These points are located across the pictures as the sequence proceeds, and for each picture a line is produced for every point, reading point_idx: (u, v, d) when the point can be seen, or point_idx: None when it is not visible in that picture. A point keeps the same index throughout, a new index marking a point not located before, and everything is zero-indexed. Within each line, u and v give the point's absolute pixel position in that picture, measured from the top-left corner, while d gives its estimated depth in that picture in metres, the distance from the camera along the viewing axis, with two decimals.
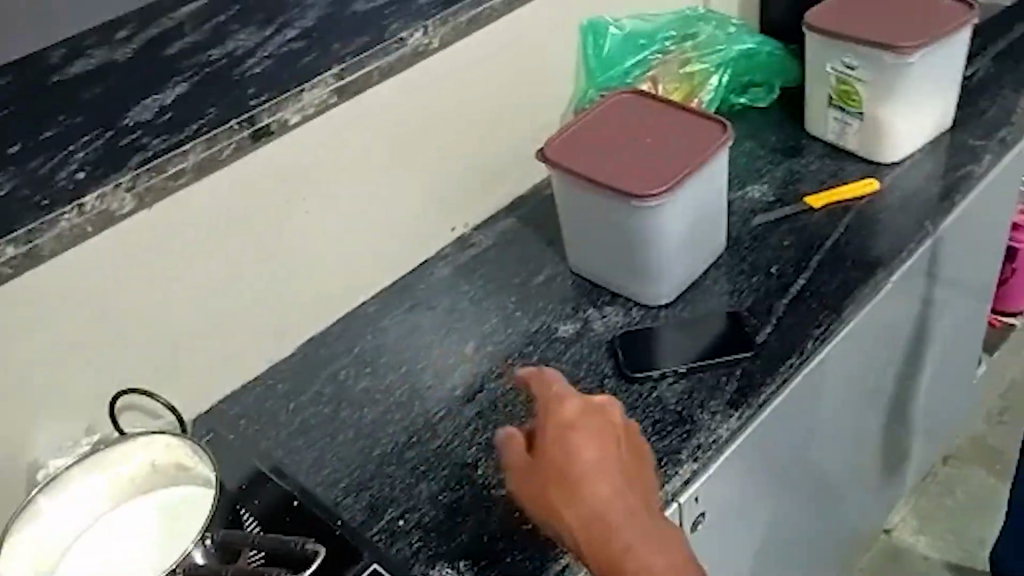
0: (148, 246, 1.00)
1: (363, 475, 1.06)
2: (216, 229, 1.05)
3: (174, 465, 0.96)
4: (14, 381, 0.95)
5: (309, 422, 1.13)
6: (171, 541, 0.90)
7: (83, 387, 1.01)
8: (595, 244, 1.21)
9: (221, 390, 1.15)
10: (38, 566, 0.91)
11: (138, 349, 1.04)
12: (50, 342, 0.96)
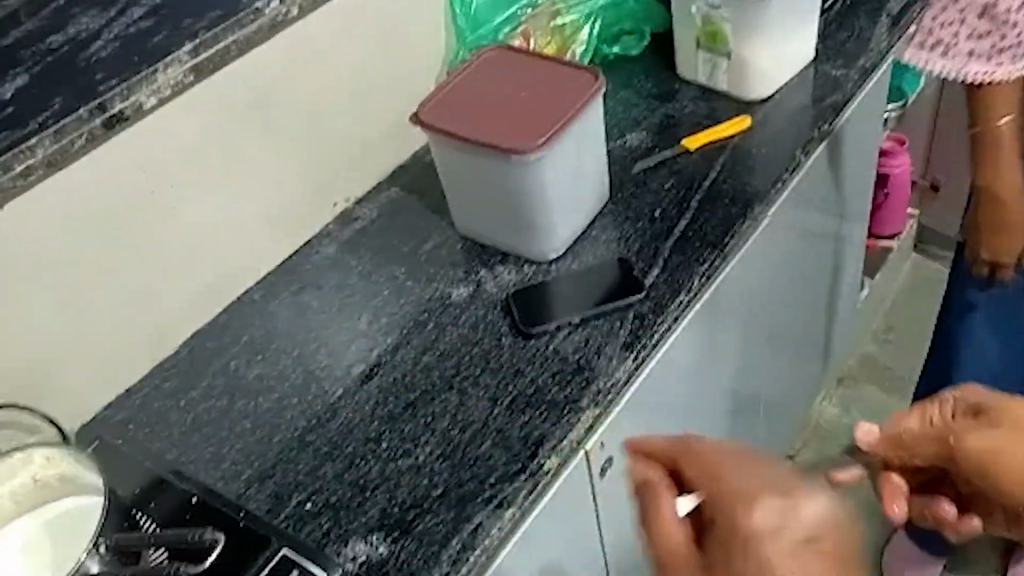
0: (7, 250, 0.94)
1: (265, 464, 1.04)
2: (82, 227, 1.00)
3: (57, 478, 0.91)
4: None
5: (204, 418, 1.10)
6: (64, 557, 0.87)
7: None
8: (479, 205, 1.20)
9: (105, 396, 1.10)
10: None
11: (8, 358, 0.99)
12: None
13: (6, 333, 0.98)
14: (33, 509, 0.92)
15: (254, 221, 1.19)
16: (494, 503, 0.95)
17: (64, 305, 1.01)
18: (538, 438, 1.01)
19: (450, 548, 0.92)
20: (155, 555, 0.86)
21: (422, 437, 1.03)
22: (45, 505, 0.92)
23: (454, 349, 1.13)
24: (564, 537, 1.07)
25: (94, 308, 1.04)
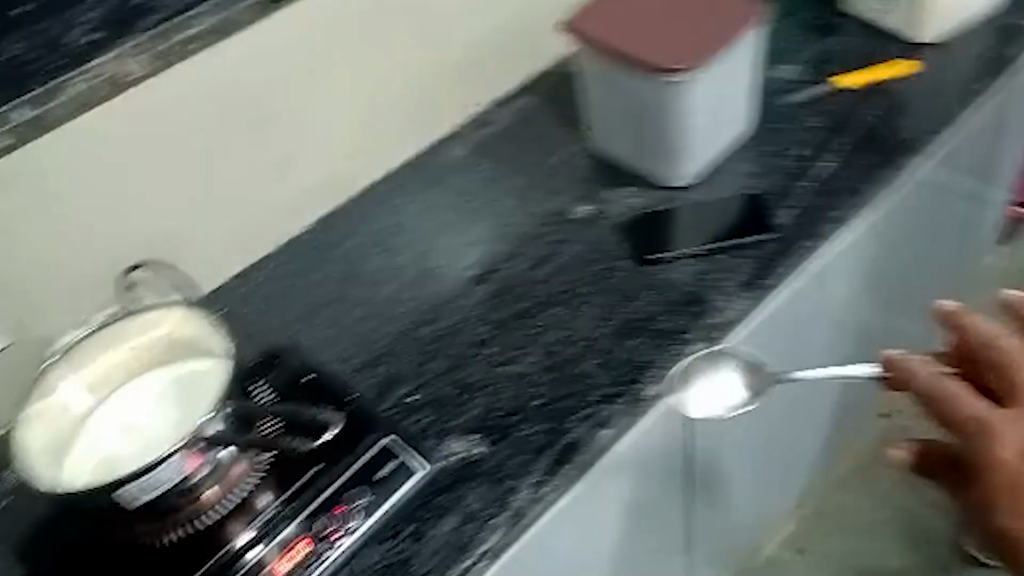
0: (161, 112, 1.01)
1: (376, 352, 1.07)
2: (233, 98, 1.05)
3: (190, 337, 0.96)
4: (60, 244, 1.00)
5: (321, 303, 1.14)
6: (190, 413, 0.91)
7: (94, 254, 1.03)
8: (613, 120, 1.18)
9: (234, 266, 1.16)
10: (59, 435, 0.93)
11: (154, 218, 1.05)
12: (93, 203, 1.00)
13: (154, 193, 1.04)
14: (162, 366, 0.96)
15: (390, 115, 1.20)
16: (593, 421, 0.95)
17: (208, 172, 1.07)
18: (643, 365, 1.01)
19: (546, 458, 0.92)
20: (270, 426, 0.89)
21: (529, 348, 1.04)
22: (169, 363, 0.96)
23: (569, 268, 1.12)
24: (660, 474, 1.05)
25: (233, 179, 1.10)
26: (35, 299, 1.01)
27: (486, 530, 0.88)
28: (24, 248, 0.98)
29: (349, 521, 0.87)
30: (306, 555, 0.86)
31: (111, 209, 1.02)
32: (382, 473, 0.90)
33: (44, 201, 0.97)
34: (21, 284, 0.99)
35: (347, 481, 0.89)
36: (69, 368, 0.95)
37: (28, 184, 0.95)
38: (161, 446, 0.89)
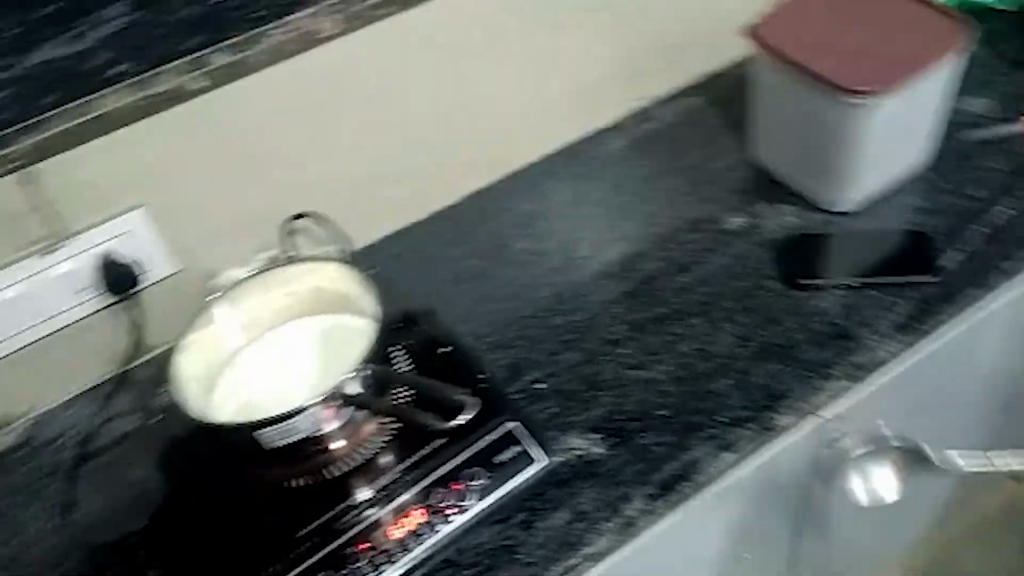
0: (345, 71, 1.04)
1: (509, 333, 1.09)
2: (395, 67, 1.06)
3: (339, 294, 1.01)
4: (234, 185, 1.05)
5: (463, 276, 1.16)
6: (331, 367, 0.96)
7: (262, 197, 1.07)
8: (782, 136, 1.14)
9: (385, 228, 1.20)
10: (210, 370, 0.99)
11: (319, 170, 1.09)
12: (270, 152, 1.05)
13: (324, 147, 1.08)
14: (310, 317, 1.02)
15: (557, 99, 1.21)
16: (719, 443, 0.93)
17: (375, 134, 1.10)
18: (778, 395, 0.98)
19: (664, 472, 0.91)
20: (402, 396, 0.96)
21: (660, 356, 1.03)
22: (314, 315, 1.01)
23: (714, 279, 1.10)
24: (775, 504, 1.03)
25: (395, 144, 1.12)
26: (204, 235, 1.06)
27: (595, 532, 0.87)
28: (206, 186, 1.03)
29: (464, 499, 0.88)
30: (418, 525, 0.87)
31: (284, 157, 1.06)
32: (502, 458, 0.91)
33: (226, 143, 1.01)
34: (196, 218, 1.05)
35: (467, 460, 0.90)
36: (228, 307, 1.00)
37: (215, 125, 1.00)
38: (298, 396, 0.94)
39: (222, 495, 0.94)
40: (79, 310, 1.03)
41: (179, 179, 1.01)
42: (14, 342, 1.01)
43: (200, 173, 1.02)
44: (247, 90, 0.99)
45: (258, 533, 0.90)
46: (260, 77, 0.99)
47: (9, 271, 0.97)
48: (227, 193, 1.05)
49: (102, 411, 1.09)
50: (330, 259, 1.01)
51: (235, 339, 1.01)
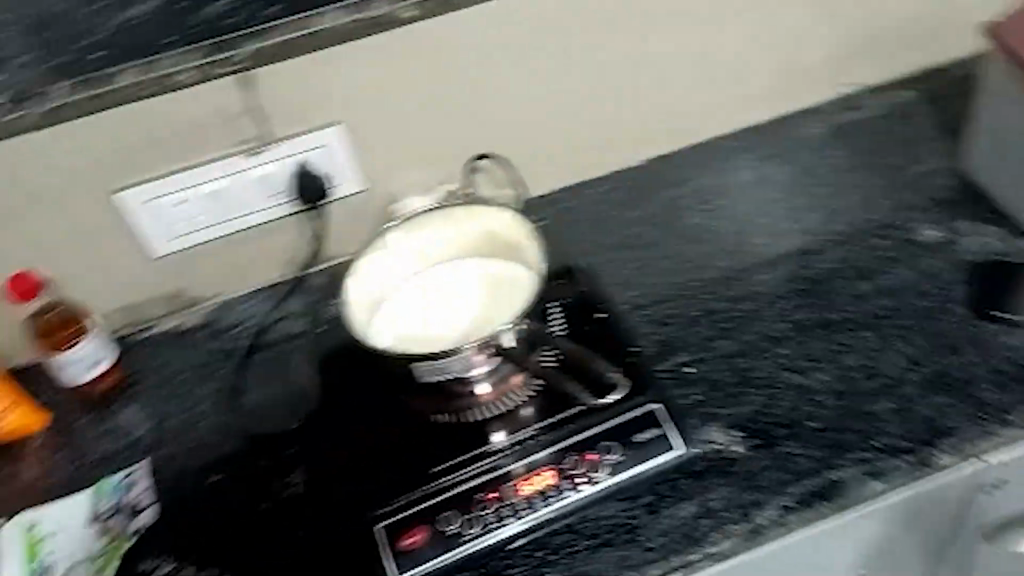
0: (549, 18, 1.03)
1: (668, 311, 1.06)
2: (557, 22, 1.03)
3: (513, 243, 1.02)
4: (426, 118, 1.07)
5: (631, 241, 1.14)
6: (494, 312, 0.98)
7: (448, 134, 1.09)
8: (1006, 149, 1.04)
9: (563, 181, 1.19)
10: (381, 290, 1.03)
11: (507, 115, 1.10)
12: (465, 90, 1.06)
13: (516, 93, 1.08)
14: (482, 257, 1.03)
15: (762, 74, 1.15)
16: (867, 469, 0.89)
17: (567, 86, 1.09)
18: (943, 430, 0.91)
19: (802, 486, 0.89)
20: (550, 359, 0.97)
21: (823, 363, 0.99)
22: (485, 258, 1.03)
23: (895, 293, 1.03)
24: (917, 541, 0.97)
25: (585, 99, 1.11)
26: (390, 162, 1.10)
27: (720, 531, 0.87)
28: (400, 116, 1.06)
29: (596, 471, 0.89)
30: (547, 487, 0.89)
31: (475, 96, 1.07)
32: (640, 439, 0.90)
33: (422, 75, 1.03)
34: (385, 143, 1.08)
35: (604, 434, 0.91)
36: (406, 234, 1.02)
37: (414, 56, 1.02)
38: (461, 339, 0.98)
39: (373, 415, 1.01)
40: (271, 213, 1.09)
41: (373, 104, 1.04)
42: (212, 232, 1.09)
43: (392, 101, 1.04)
44: (450, 26, 1.00)
45: (403, 457, 0.96)
46: (464, 14, 1.00)
47: (221, 162, 1.03)
48: (416, 124, 1.07)
49: (276, 309, 1.16)
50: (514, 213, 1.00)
51: (409, 264, 1.04)
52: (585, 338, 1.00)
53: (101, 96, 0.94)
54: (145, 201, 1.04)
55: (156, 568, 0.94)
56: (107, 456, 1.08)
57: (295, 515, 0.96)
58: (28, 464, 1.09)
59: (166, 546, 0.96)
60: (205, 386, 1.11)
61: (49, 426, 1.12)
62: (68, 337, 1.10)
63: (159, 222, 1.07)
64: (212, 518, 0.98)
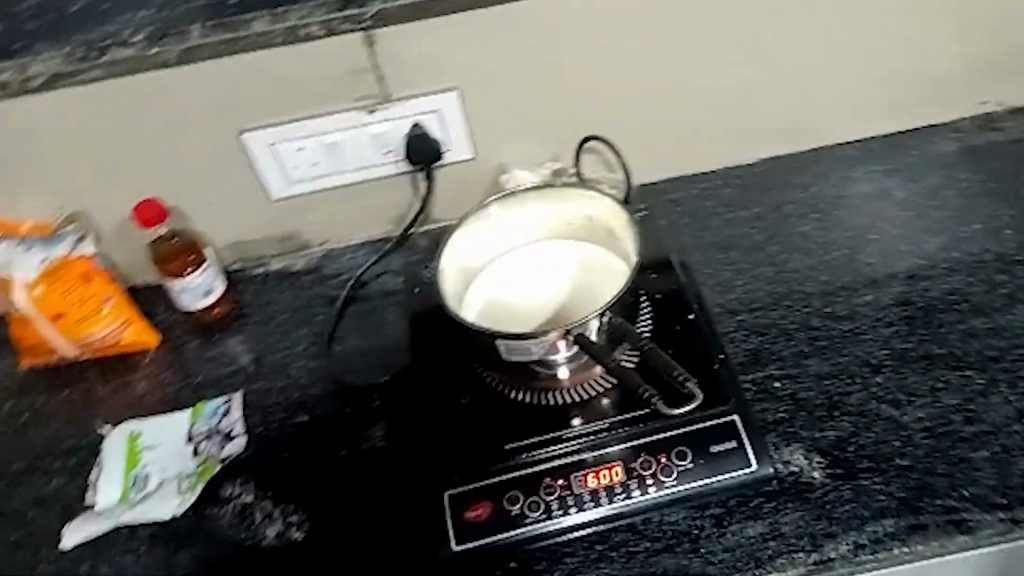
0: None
1: (762, 321, 1.03)
2: (626, 11, 1.01)
3: (608, 231, 0.99)
4: (541, 92, 1.07)
5: (736, 242, 1.11)
6: (580, 302, 0.97)
7: (561, 109, 1.09)
8: None
9: (671, 171, 1.17)
10: (469, 262, 0.99)
11: (622, 96, 1.09)
12: (583, 65, 1.06)
13: (632, 74, 1.07)
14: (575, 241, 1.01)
15: (894, 79, 1.11)
16: (951, 519, 0.86)
17: (685, 72, 1.08)
18: None
19: (879, 526, 0.86)
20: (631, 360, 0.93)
21: (920, 397, 0.94)
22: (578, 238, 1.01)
23: (1008, 333, 0.97)
24: None
25: (703, 86, 1.09)
26: (499, 134, 1.10)
27: (788, 557, 0.85)
28: (515, 87, 1.06)
29: (666, 475, 0.89)
30: (614, 484, 0.89)
31: (589, 75, 1.07)
32: (715, 450, 0.89)
33: (538, 50, 1.03)
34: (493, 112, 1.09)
35: (679, 439, 0.90)
36: (503, 208, 0.98)
37: (533, 29, 1.02)
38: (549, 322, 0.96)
39: (455, 381, 1.03)
40: (380, 170, 1.11)
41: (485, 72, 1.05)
42: (324, 181, 1.12)
43: (504, 72, 1.05)
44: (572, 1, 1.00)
45: (482, 426, 0.97)
46: None
47: (338, 117, 1.06)
48: (529, 97, 1.07)
49: (375, 263, 1.19)
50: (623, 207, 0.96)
51: (500, 239, 1.00)
52: (672, 338, 0.98)
53: (233, 42, 0.98)
54: (265, 143, 1.08)
55: (236, 496, 1.00)
56: (205, 383, 1.13)
57: (369, 467, 1.00)
58: (135, 380, 1.15)
59: (249, 477, 1.02)
60: (301, 329, 1.15)
61: (158, 346, 1.18)
62: (186, 263, 1.14)
63: (275, 166, 1.11)
64: (293, 457, 1.03)
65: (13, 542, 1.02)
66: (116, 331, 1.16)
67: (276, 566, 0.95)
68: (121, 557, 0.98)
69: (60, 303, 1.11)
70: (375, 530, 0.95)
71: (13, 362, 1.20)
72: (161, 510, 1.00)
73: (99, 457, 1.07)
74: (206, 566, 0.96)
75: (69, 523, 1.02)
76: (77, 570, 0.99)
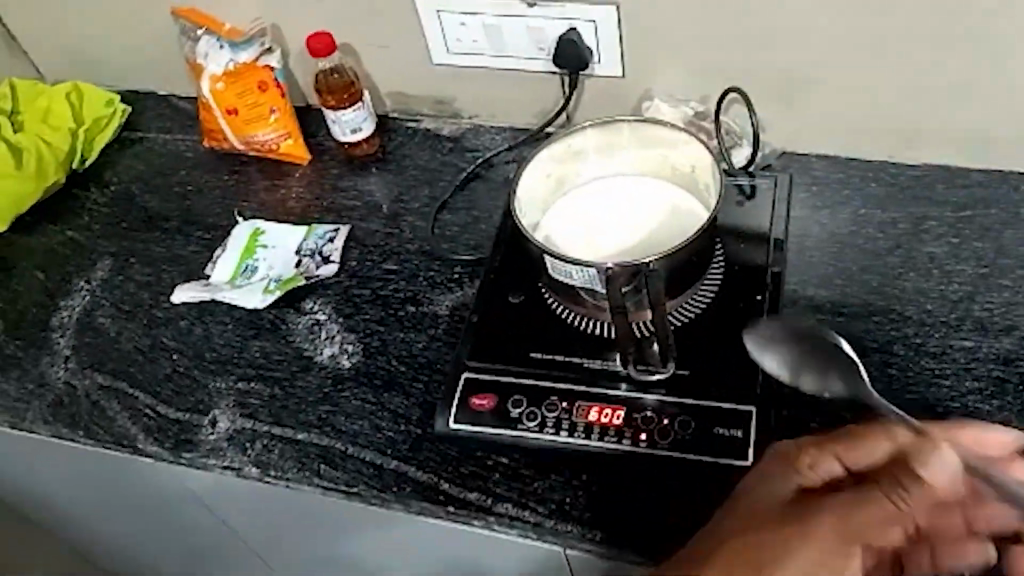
0: None
1: (839, 327, 1.01)
2: None
3: (701, 183, 1.02)
4: (701, 35, 1.07)
5: (855, 242, 1.07)
6: (653, 244, 1.00)
7: (719, 57, 1.09)
8: None
9: (818, 147, 1.14)
10: (558, 174, 1.05)
11: (783, 59, 1.06)
12: (750, 18, 1.04)
13: (797, 40, 1.04)
14: (669, 186, 1.04)
15: None
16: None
17: (856, 52, 1.03)
18: None
19: None
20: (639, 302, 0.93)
21: None
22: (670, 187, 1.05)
23: None
24: None
25: (871, 72, 1.04)
26: (652, 62, 1.12)
27: None
28: (676, 22, 1.07)
29: (661, 437, 0.91)
30: (611, 426, 0.93)
31: (752, 28, 1.04)
32: (716, 432, 0.91)
33: None
34: (651, 41, 1.10)
35: (686, 409, 0.92)
36: (603, 133, 1.02)
37: None
38: (605, 257, 1.00)
39: (513, 278, 1.05)
40: (534, 63, 1.16)
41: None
42: (480, 61, 1.19)
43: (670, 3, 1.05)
44: None
45: (522, 328, 1.00)
46: None
47: (505, 4, 1.11)
48: (691, 36, 1.08)
49: (508, 149, 1.24)
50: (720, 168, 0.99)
51: (596, 164, 1.05)
52: (730, 312, 0.99)
53: None
54: (436, 11, 1.15)
55: (313, 313, 1.13)
56: (330, 209, 1.25)
57: (426, 328, 1.08)
58: (280, 187, 1.29)
59: (330, 299, 1.14)
60: (422, 190, 1.24)
61: (306, 164, 1.31)
62: (341, 99, 1.23)
63: (440, 35, 1.18)
64: (371, 296, 1.13)
65: (146, 284, 1.22)
66: (276, 139, 1.29)
67: (320, 380, 1.06)
68: (209, 325, 1.14)
69: (234, 101, 1.26)
70: (406, 382, 1.04)
71: (198, 139, 1.38)
72: (251, 299, 1.15)
73: (228, 239, 1.24)
74: (267, 359, 1.09)
75: (185, 282, 1.20)
76: (175, 324, 1.15)
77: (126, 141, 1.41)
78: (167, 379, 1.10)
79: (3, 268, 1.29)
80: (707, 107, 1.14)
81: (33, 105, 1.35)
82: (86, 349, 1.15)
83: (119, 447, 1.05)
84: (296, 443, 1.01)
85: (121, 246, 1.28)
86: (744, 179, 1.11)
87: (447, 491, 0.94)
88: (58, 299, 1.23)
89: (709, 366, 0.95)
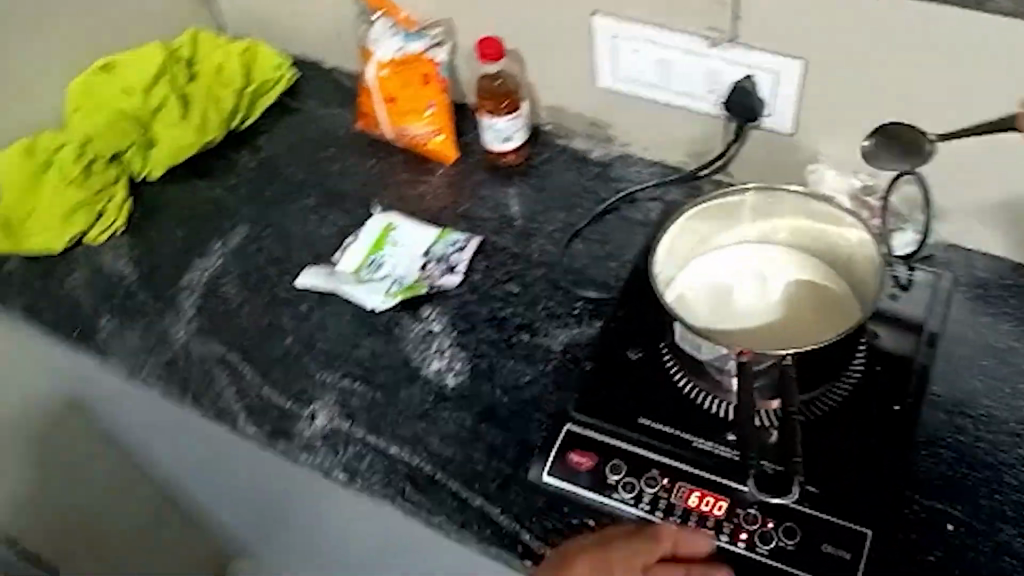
0: None
1: (978, 452, 0.92)
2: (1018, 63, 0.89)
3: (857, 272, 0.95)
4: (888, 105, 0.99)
5: (1013, 360, 0.98)
6: (791, 332, 0.94)
7: None
8: None
9: (989, 245, 1.05)
10: (702, 232, 0.99)
11: (970, 147, 0.97)
12: (944, 98, 0.95)
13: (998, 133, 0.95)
14: (819, 267, 0.98)
15: None
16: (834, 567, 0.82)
17: None
18: None
19: None
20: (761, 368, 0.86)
21: None
22: (827, 267, 0.98)
23: None
24: None
25: None
26: (828, 127, 1.04)
27: None
28: (859, 88, 0.99)
29: (762, 540, 0.85)
30: (710, 516, 0.87)
31: (949, 112, 0.96)
32: (823, 548, 0.84)
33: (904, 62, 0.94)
34: (828, 104, 1.02)
35: (793, 516, 0.86)
36: (760, 198, 0.95)
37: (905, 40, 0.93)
38: (775, 343, 0.93)
39: (636, 332, 1.01)
40: (700, 104, 1.10)
41: (839, 60, 0.98)
42: (645, 92, 1.13)
43: (860, 70, 0.97)
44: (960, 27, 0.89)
45: (637, 388, 0.97)
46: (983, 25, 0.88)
47: (685, 40, 1.05)
48: (874, 107, 1.00)
49: (654, 186, 1.19)
50: (881, 261, 0.91)
51: (745, 229, 0.99)
52: (861, 416, 0.93)
53: None
54: (610, 35, 1.10)
55: (428, 321, 1.12)
56: (465, 214, 1.23)
57: (535, 362, 1.05)
58: (420, 182, 1.28)
59: (447, 311, 1.12)
60: (558, 212, 1.20)
61: (451, 164, 1.29)
62: (500, 105, 1.21)
63: (610, 58, 1.12)
64: (487, 316, 1.11)
65: (276, 258, 1.24)
66: (428, 134, 1.27)
67: (422, 394, 1.05)
68: (327, 314, 1.15)
69: (395, 91, 1.24)
70: (505, 415, 1.01)
71: (352, 120, 1.39)
72: (370, 300, 1.14)
73: (359, 228, 1.24)
74: (375, 361, 1.09)
75: (311, 265, 1.21)
76: (296, 305, 1.17)
77: (284, 110, 1.43)
78: (277, 361, 1.11)
79: (149, 215, 1.34)
80: (877, 181, 1.05)
81: (210, 60, 1.37)
82: (209, 314, 1.19)
83: (220, 420, 1.08)
84: (387, 456, 1.00)
85: (261, 215, 1.30)
86: (903, 270, 1.03)
87: (525, 542, 0.91)
88: (193, 257, 1.26)
89: (827, 474, 0.89)
